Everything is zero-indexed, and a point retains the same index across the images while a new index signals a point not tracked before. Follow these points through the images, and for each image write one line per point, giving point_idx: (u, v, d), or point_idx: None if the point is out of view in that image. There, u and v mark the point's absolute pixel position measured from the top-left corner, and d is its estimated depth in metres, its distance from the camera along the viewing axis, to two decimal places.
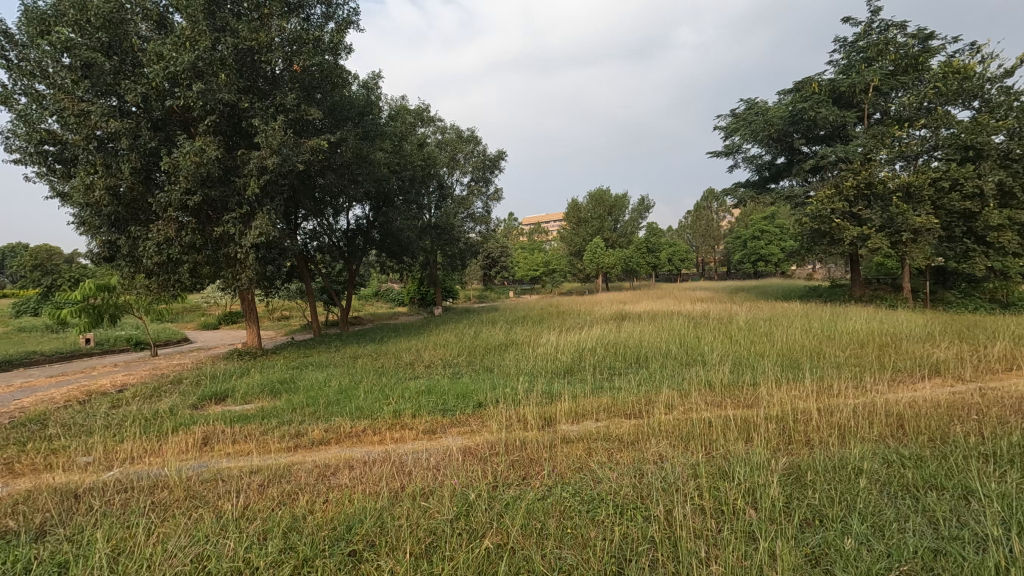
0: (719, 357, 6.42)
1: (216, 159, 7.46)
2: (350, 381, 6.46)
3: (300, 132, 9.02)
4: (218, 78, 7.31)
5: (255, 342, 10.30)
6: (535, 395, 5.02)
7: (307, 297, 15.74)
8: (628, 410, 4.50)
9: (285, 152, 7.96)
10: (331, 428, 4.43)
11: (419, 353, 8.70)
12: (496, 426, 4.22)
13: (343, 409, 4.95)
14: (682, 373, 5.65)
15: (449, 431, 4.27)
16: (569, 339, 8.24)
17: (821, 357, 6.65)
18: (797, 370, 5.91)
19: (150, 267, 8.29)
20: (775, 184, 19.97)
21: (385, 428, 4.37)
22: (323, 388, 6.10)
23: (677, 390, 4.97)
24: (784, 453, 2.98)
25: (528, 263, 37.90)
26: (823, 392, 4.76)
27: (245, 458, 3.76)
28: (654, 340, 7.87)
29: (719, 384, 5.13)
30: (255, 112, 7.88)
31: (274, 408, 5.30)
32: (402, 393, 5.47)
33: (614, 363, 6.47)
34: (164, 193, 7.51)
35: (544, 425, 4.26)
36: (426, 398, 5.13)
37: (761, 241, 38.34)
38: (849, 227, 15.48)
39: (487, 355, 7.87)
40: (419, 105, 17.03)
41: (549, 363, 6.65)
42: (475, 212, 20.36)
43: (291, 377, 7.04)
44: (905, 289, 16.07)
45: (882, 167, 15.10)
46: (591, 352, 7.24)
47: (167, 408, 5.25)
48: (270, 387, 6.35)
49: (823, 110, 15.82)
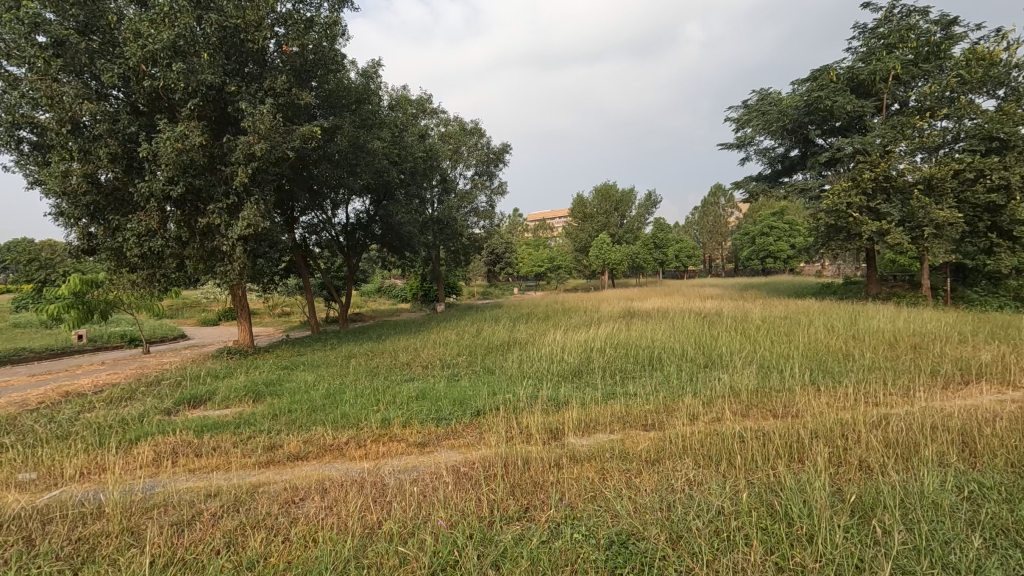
0: (741, 360, 5.90)
1: (199, 145, 6.95)
2: (339, 384, 5.99)
3: (292, 118, 8.51)
4: (201, 58, 6.76)
5: (247, 340, 9.84)
6: (540, 402, 4.52)
7: (304, 293, 15.31)
8: (644, 421, 4.00)
9: (275, 139, 7.45)
10: (310, 440, 3.94)
11: (416, 352, 8.22)
12: (496, 440, 3.73)
13: (328, 417, 4.46)
14: (702, 378, 5.13)
15: (443, 444, 3.78)
16: (576, 339, 7.72)
17: (851, 359, 6.11)
18: (827, 373, 5.38)
19: (133, 261, 7.83)
20: (787, 177, 19.37)
21: (371, 440, 3.88)
22: (310, 392, 5.62)
23: (699, 398, 4.47)
24: (840, 483, 2.47)
25: (532, 259, 37.38)
26: (864, 402, 4.24)
27: (209, 476, 3.28)
28: (667, 340, 7.35)
29: (744, 390, 4.62)
30: (243, 96, 7.36)
31: (254, 415, 4.81)
32: (393, 400, 4.98)
33: (627, 366, 5.96)
34: (145, 181, 7.02)
35: (550, 439, 3.75)
36: (421, 405, 4.64)
37: (770, 237, 37.67)
38: (867, 221, 14.86)
39: (488, 356, 7.37)
40: (421, 96, 16.47)
41: (556, 365, 6.15)
42: (479, 207, 19.84)
43: (277, 378, 6.59)
44: (924, 287, 15.47)
45: (902, 159, 14.47)
46: (601, 353, 6.73)
47: (136, 415, 4.77)
48: (252, 390, 5.88)
49: (841, 99, 15.17)
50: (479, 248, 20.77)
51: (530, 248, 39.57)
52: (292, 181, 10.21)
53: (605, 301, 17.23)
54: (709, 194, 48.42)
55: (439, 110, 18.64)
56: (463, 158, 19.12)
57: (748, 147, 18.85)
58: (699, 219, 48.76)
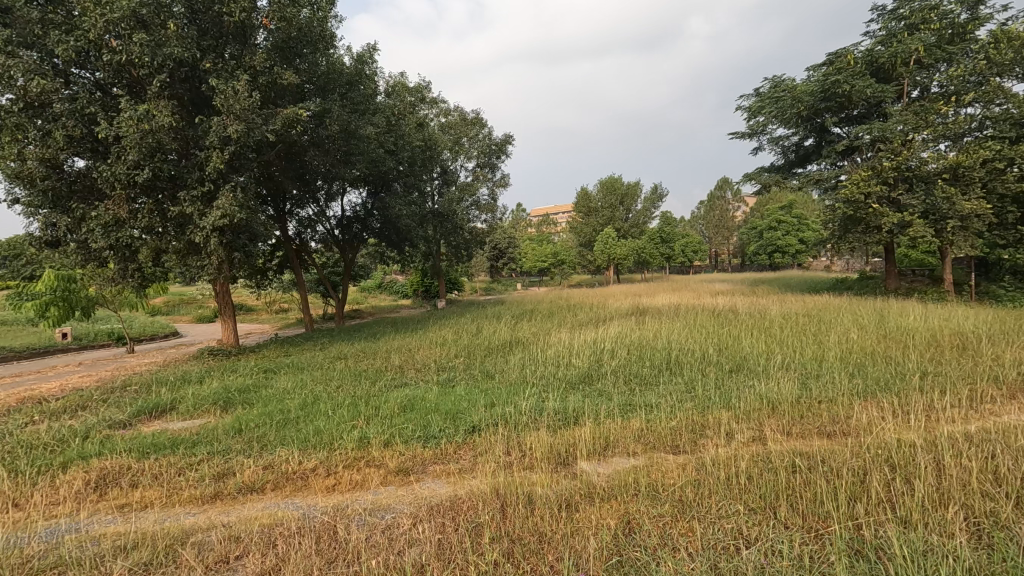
0: (773, 364, 5.25)
1: (168, 127, 6.32)
2: (321, 391, 5.38)
3: (275, 100, 7.86)
4: (167, 29, 6.11)
5: (232, 339, 9.24)
6: (545, 417, 3.86)
7: (297, 290, 14.65)
8: (672, 443, 3.34)
9: (252, 120, 6.82)
10: (268, 465, 3.29)
11: (408, 354, 7.60)
12: (493, 466, 3.11)
13: (298, 435, 3.82)
14: (733, 387, 4.48)
15: (430, 472, 3.14)
16: (585, 339, 7.04)
17: (894, 363, 5.44)
18: (872, 380, 4.73)
19: (102, 253, 7.23)
20: (801, 168, 18.63)
21: (343, 465, 3.24)
22: (286, 401, 4.98)
23: (733, 412, 3.83)
24: (953, 548, 1.86)
25: (536, 254, 35.97)
26: (931, 418, 3.57)
27: (137, 516, 2.67)
28: (686, 341, 6.66)
29: (785, 402, 3.97)
30: (217, 73, 6.69)
31: (215, 430, 4.17)
32: (376, 412, 4.34)
33: (643, 371, 5.29)
34: (109, 166, 6.41)
35: (559, 466, 3.10)
36: (407, 420, 3.99)
37: (778, 231, 36.79)
38: (887, 213, 14.09)
39: (487, 359, 6.70)
40: (419, 83, 15.74)
41: (563, 370, 5.50)
42: (480, 200, 19.17)
43: (251, 383, 5.98)
44: (946, 282, 14.72)
45: (925, 147, 13.73)
46: (613, 355, 6.06)
47: (80, 430, 4.16)
48: (221, 398, 5.27)
49: (860, 83, 14.34)
50: (481, 242, 20.10)
51: (533, 243, 38.84)
52: (279, 169, 9.55)
53: (610, 297, 16.57)
54: (716, 188, 47.48)
55: (440, 100, 17.93)
56: (464, 150, 18.42)
57: (761, 136, 18.09)
58: (705, 213, 47.95)
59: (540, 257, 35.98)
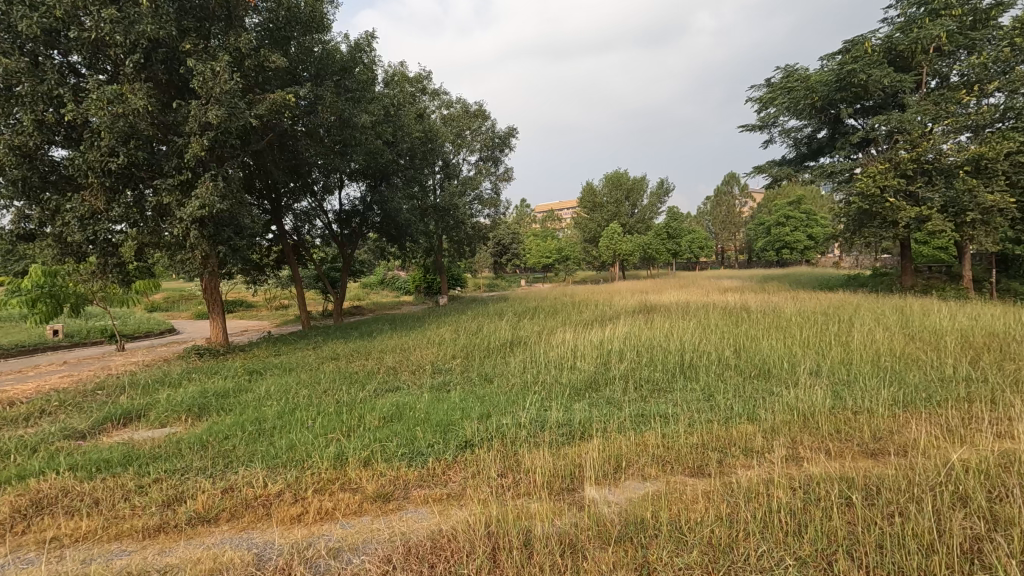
0: (798, 369, 4.79)
1: (143, 110, 6.01)
2: (305, 396, 4.96)
3: (262, 86, 7.44)
4: (140, 4, 5.74)
5: (222, 338, 8.84)
6: (547, 432, 3.42)
7: (294, 287, 14.25)
8: (694, 464, 2.91)
9: (235, 105, 6.39)
10: (228, 488, 2.88)
11: (403, 355, 7.17)
12: (486, 492, 2.68)
13: (268, 450, 3.40)
14: (758, 396, 4.03)
15: (413, 499, 2.72)
16: (590, 339, 6.61)
17: (931, 368, 4.97)
18: (910, 387, 4.27)
19: (79, 247, 6.86)
20: (814, 161, 18.07)
21: (312, 488, 2.82)
22: (266, 406, 4.58)
23: (759, 426, 3.39)
24: None
25: (541, 250, 35.34)
26: (990, 435, 3.11)
27: (58, 557, 2.26)
28: (699, 343, 6.20)
29: (820, 415, 3.51)
30: (196, 55, 6.30)
31: (180, 441, 3.78)
32: (359, 422, 3.91)
33: (655, 376, 4.84)
34: (82, 153, 6.07)
35: (563, 493, 2.68)
36: (392, 433, 3.55)
37: (786, 228, 36.14)
38: (905, 208, 13.50)
39: (486, 360, 6.27)
40: (419, 73, 15.27)
41: (569, 374, 5.06)
42: (483, 194, 18.72)
43: (231, 386, 5.55)
44: (966, 279, 14.17)
45: (944, 139, 13.17)
46: (622, 358, 5.61)
47: (32, 441, 3.77)
48: (197, 403, 4.87)
49: (878, 72, 13.73)
50: (484, 238, 19.65)
51: (537, 239, 38.37)
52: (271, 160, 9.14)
53: (616, 294, 16.09)
54: (722, 183, 46.88)
55: (441, 91, 17.46)
56: (466, 143, 17.95)
57: (772, 128, 17.55)
58: (711, 209, 47.42)
59: (544, 253, 35.57)
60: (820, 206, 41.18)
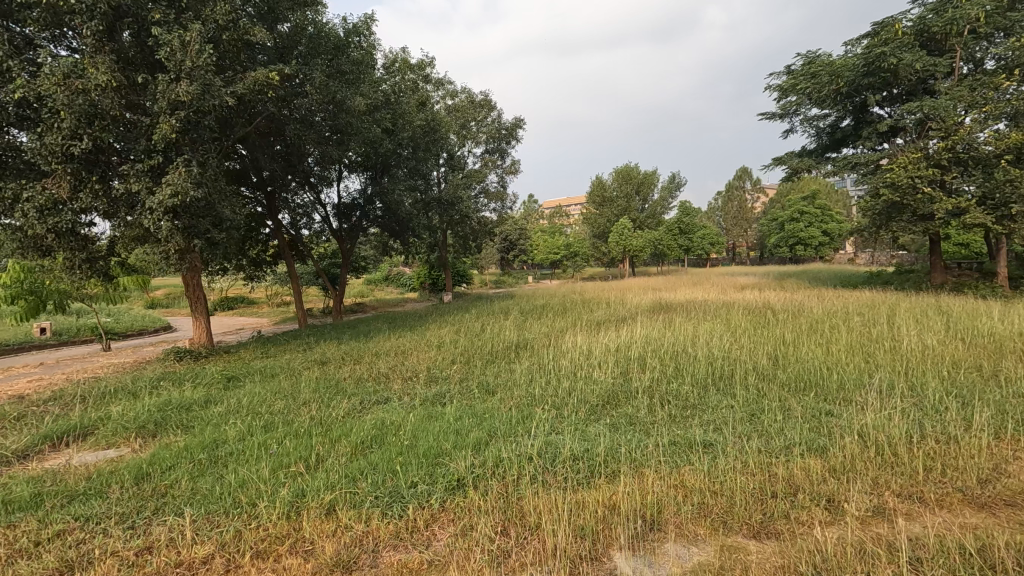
0: (855, 385, 4.08)
1: (103, 86, 5.37)
2: (279, 411, 4.30)
3: (242, 63, 6.77)
4: None
5: (206, 339, 8.22)
6: (562, 468, 2.75)
7: (290, 284, 13.61)
8: (757, 525, 2.22)
9: (210, 82, 5.74)
10: (147, 548, 2.22)
11: (398, 359, 6.49)
12: (478, 562, 2.01)
13: (211, 490, 2.74)
14: (815, 421, 3.34)
15: (382, 568, 2.05)
16: (605, 343, 5.91)
17: (1006, 381, 4.24)
18: (993, 407, 3.54)
19: (44, 239, 6.25)
20: (836, 152, 17.21)
21: (252, 551, 2.16)
22: (230, 424, 3.92)
23: (828, 465, 2.72)
24: None
25: (549, 247, 34.58)
26: None
27: None
28: (730, 349, 5.48)
29: (901, 450, 2.83)
30: (162, 26, 5.64)
31: (115, 471, 3.11)
32: (331, 448, 3.24)
33: (685, 391, 4.13)
34: (40, 135, 5.46)
35: (583, 568, 1.99)
36: (367, 467, 2.88)
37: (801, 223, 34.98)
38: (939, 200, 12.57)
39: (489, 367, 5.60)
40: (422, 60, 14.57)
41: (584, 386, 4.37)
42: (488, 187, 17.99)
43: (197, 396, 4.88)
44: (1001, 276, 13.28)
45: (982, 127, 12.24)
46: (644, 367, 4.90)
47: None
48: (154, 418, 4.21)
49: (910, 55, 12.77)
50: (490, 233, 18.96)
51: (545, 234, 37.63)
52: None
53: (629, 292, 15.29)
54: (734, 178, 46.03)
55: (446, 81, 16.78)
56: (471, 135, 17.28)
57: (792, 117, 16.71)
58: (723, 205, 46.54)
59: (551, 250, 34.87)
60: (836, 201, 40.19)
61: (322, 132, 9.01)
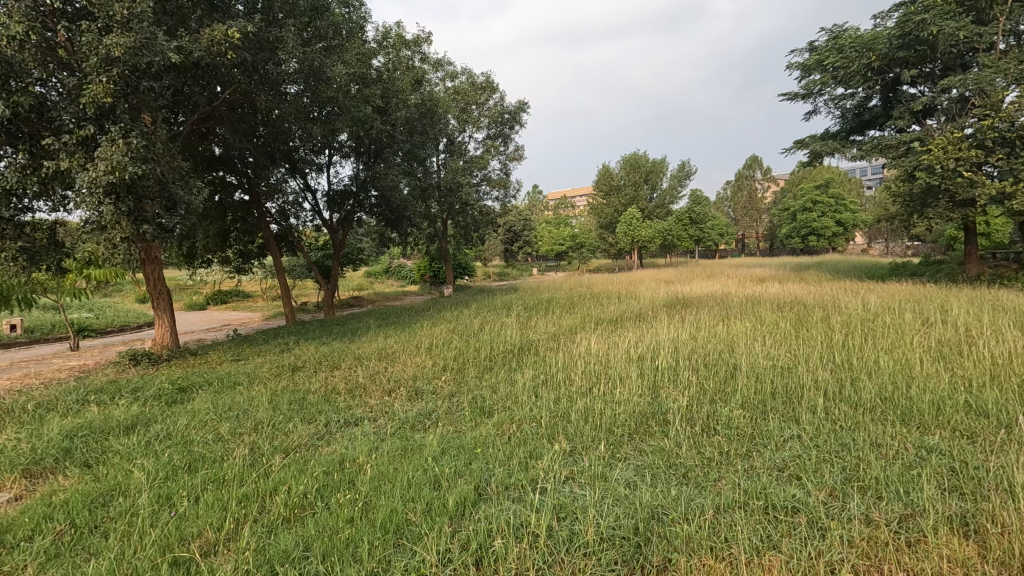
0: (958, 410, 3.15)
1: (14, 37, 4.45)
2: (216, 440, 3.38)
3: (199, 20, 5.82)
4: None
5: (169, 341, 7.33)
6: (586, 559, 1.83)
7: (278, 277, 12.69)
8: None
9: (151, 35, 4.78)
10: None
11: (382, 365, 5.57)
12: None
13: None
14: (935, 471, 2.40)
15: None
16: (626, 348, 4.96)
17: None
18: None
19: None
20: (862, 135, 16.09)
21: None
22: (145, 460, 3.02)
23: (991, 560, 1.78)
24: None
25: (552, 237, 32.70)
26: None
27: None
28: (780, 357, 4.52)
29: None
30: None
31: None
32: (260, 509, 2.33)
33: (737, 418, 3.20)
34: None
35: None
36: (296, 549, 1.97)
37: (814, 213, 33.68)
38: (982, 184, 11.44)
39: (487, 378, 4.64)
40: (419, 36, 13.51)
41: (606, 409, 3.43)
42: (491, 174, 16.95)
43: (127, 416, 3.97)
44: None
45: None
46: (679, 383, 3.95)
47: None
48: (58, 450, 3.30)
49: (952, 24, 11.62)
50: (493, 223, 17.94)
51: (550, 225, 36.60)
52: None
53: (640, 285, 14.22)
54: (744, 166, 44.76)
55: (445, 61, 15.75)
56: (472, 118, 16.27)
57: (816, 97, 15.58)
58: (733, 194, 45.24)
59: (558, 239, 32.45)
60: (851, 190, 38.83)
61: (302, 107, 8.04)
